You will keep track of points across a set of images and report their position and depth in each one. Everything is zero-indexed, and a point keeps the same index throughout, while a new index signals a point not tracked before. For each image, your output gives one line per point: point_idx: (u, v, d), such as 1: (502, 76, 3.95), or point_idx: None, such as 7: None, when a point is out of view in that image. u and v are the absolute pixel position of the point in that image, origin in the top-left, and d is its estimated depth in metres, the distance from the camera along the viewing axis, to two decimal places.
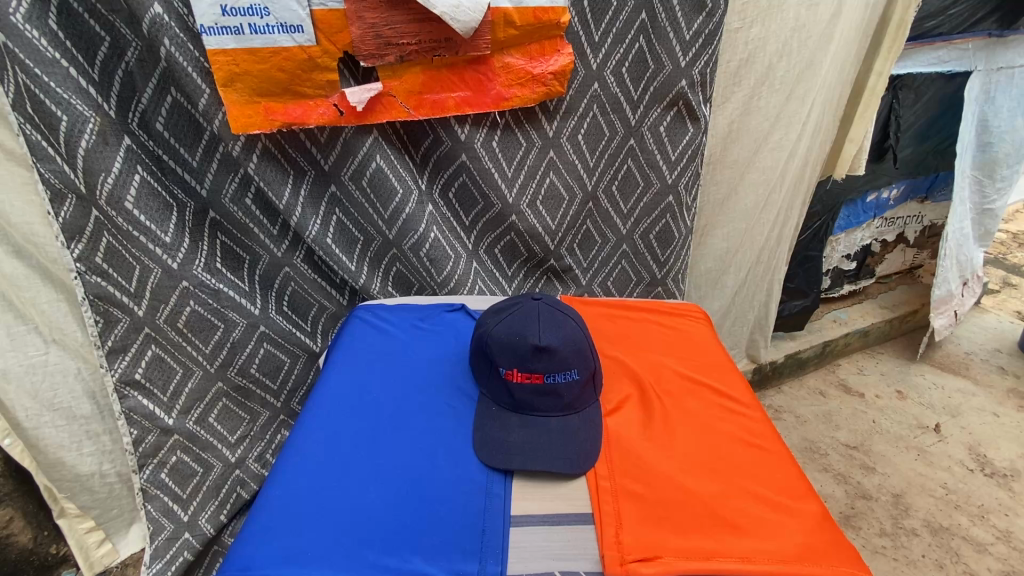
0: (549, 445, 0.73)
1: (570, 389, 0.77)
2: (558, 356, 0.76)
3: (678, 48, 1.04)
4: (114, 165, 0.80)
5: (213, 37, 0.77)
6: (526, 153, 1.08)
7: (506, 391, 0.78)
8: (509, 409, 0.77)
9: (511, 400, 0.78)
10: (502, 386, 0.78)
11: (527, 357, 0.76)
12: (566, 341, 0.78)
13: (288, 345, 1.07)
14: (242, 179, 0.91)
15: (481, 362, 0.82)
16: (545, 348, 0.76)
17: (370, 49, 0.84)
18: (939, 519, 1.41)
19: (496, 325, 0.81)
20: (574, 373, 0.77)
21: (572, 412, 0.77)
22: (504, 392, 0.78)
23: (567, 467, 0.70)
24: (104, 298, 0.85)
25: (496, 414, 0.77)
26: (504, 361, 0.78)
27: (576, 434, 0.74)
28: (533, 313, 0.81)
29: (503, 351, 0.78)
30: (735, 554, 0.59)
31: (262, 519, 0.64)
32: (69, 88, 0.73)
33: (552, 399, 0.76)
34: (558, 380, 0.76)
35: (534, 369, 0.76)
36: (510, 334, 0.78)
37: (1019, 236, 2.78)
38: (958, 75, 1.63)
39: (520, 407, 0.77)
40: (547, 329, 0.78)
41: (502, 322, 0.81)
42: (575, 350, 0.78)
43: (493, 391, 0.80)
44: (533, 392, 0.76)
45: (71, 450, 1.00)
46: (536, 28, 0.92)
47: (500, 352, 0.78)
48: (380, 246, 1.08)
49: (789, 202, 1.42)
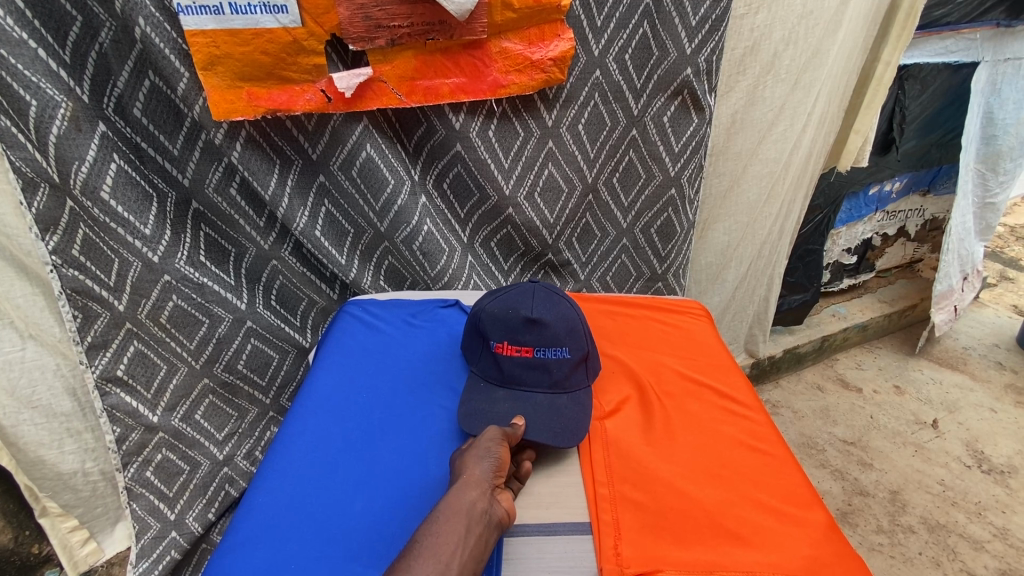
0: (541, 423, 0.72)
1: (560, 367, 0.76)
2: (548, 331, 0.76)
3: (684, 34, 1.00)
4: (89, 153, 0.75)
5: (191, 17, 0.72)
6: (524, 143, 1.04)
7: (495, 365, 0.78)
8: (497, 383, 0.77)
9: (499, 374, 0.77)
10: (491, 360, 0.78)
11: (517, 329, 0.76)
12: (559, 317, 0.77)
13: (277, 340, 1.03)
14: (226, 168, 0.88)
15: (473, 338, 0.82)
16: (536, 321, 0.76)
17: (359, 31, 0.80)
18: (936, 516, 1.41)
19: (491, 301, 0.81)
20: (567, 350, 0.76)
21: (562, 391, 0.76)
22: (493, 366, 0.78)
23: (557, 442, 0.70)
24: (82, 293, 0.81)
25: (484, 388, 0.77)
26: (494, 334, 0.78)
27: (562, 412, 0.73)
28: (531, 291, 0.80)
29: (494, 323, 0.78)
30: (739, 568, 0.57)
31: (244, 529, 0.61)
32: (38, 71, 0.69)
33: (540, 374, 0.76)
34: (547, 355, 0.76)
35: (524, 341, 0.76)
36: (502, 308, 0.78)
37: (1017, 230, 2.75)
38: (965, 66, 1.60)
39: (508, 381, 0.77)
40: (540, 303, 0.78)
41: (498, 297, 0.81)
42: (569, 330, 0.77)
43: (482, 366, 0.79)
44: (521, 365, 0.76)
45: (52, 448, 0.96)
46: (535, 12, 0.87)
47: (491, 324, 0.78)
48: (371, 239, 1.04)
49: (792, 195, 1.39)
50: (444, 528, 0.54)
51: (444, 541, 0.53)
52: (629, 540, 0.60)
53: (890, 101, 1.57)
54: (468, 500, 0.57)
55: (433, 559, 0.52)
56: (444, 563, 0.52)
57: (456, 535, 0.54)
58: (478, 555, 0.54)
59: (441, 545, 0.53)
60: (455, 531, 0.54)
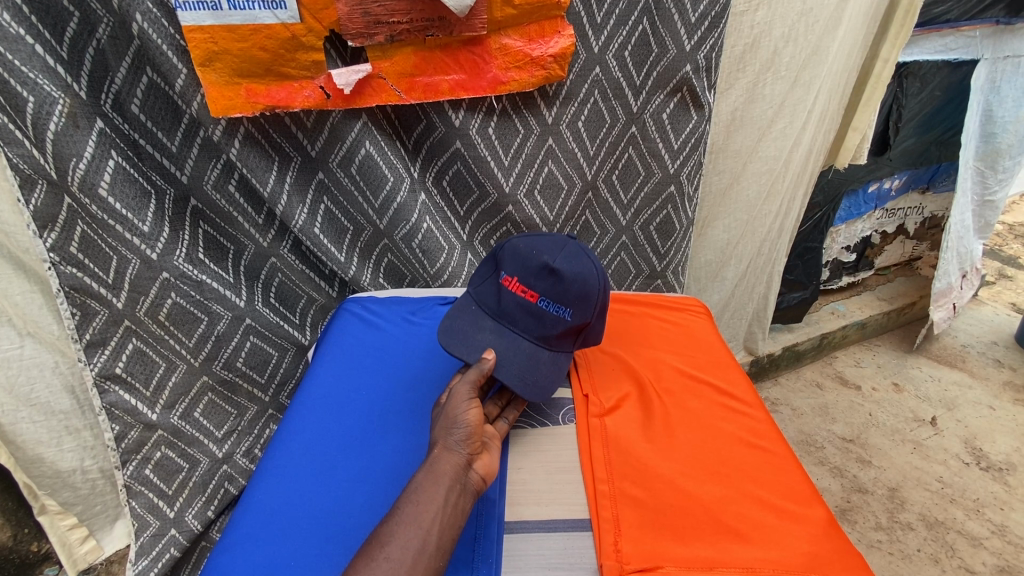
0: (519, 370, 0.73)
1: (554, 324, 0.74)
2: (562, 286, 0.73)
3: (683, 31, 0.99)
4: (86, 150, 0.75)
5: (189, 13, 0.72)
6: (524, 140, 1.04)
7: (496, 295, 0.77)
8: (489, 313, 0.77)
9: (496, 305, 0.77)
10: (495, 290, 0.78)
11: (533, 272, 0.74)
12: (580, 280, 0.74)
13: (276, 338, 1.03)
14: (224, 165, 0.88)
15: (489, 266, 0.81)
16: (553, 272, 0.73)
17: (358, 27, 0.79)
18: (935, 513, 1.41)
19: (522, 238, 0.79)
20: (570, 314, 0.74)
21: (546, 347, 0.75)
22: (494, 296, 0.78)
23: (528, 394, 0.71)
24: (80, 290, 0.81)
25: (474, 314, 0.78)
26: (508, 268, 0.77)
27: (540, 366, 0.74)
28: (567, 244, 0.77)
29: (514, 259, 0.76)
30: (738, 564, 0.57)
31: (244, 527, 0.61)
32: (35, 67, 0.69)
33: (533, 321, 0.75)
34: (549, 308, 0.74)
35: (532, 286, 0.74)
36: (529, 247, 0.76)
37: (1016, 228, 2.75)
38: (964, 63, 1.60)
39: (501, 315, 0.76)
40: (568, 258, 0.75)
41: (530, 237, 0.78)
42: (583, 296, 0.74)
43: (484, 294, 0.79)
44: (519, 308, 0.75)
45: (50, 446, 0.96)
46: (534, 8, 0.87)
47: (511, 258, 0.77)
48: (371, 236, 1.04)
49: (792, 192, 1.39)
50: (423, 497, 0.57)
51: (424, 509, 0.56)
52: (629, 538, 0.60)
53: (890, 98, 1.57)
54: (444, 470, 0.59)
55: (414, 528, 0.54)
56: (424, 533, 0.54)
57: (434, 503, 0.56)
58: (458, 521, 0.57)
59: (421, 513, 0.55)
60: (434, 500, 0.57)
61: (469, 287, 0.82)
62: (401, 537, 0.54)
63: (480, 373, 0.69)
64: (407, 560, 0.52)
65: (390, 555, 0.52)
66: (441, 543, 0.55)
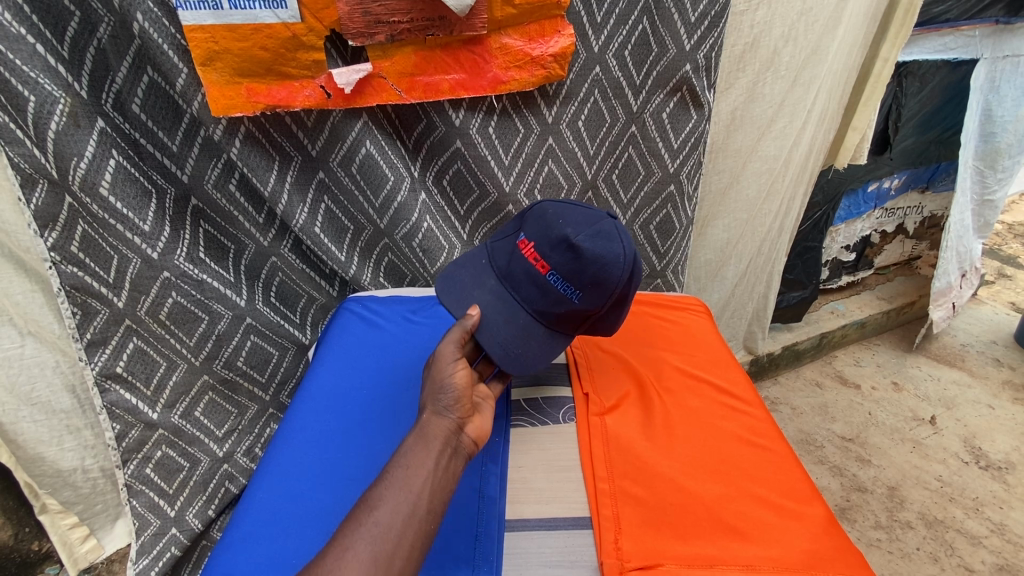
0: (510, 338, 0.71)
1: (558, 301, 0.71)
2: (577, 263, 0.69)
3: (683, 31, 1.00)
4: (87, 149, 0.75)
5: (190, 12, 0.72)
6: (524, 140, 1.04)
7: (509, 257, 0.75)
8: (496, 272, 0.75)
9: (505, 266, 0.75)
10: (510, 251, 0.75)
11: (551, 243, 0.71)
12: (600, 264, 0.69)
13: (276, 337, 1.03)
14: (225, 165, 0.88)
15: (515, 225, 0.79)
16: (571, 247, 0.69)
17: (359, 27, 0.80)
18: (934, 511, 1.41)
19: (553, 206, 0.75)
20: (578, 297, 0.70)
21: (543, 323, 0.72)
22: (507, 257, 0.75)
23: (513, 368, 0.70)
24: (81, 289, 0.81)
25: (478, 270, 0.77)
26: (530, 233, 0.73)
27: (531, 339, 0.71)
28: (600, 223, 0.72)
29: (538, 226, 0.73)
30: (738, 562, 0.57)
31: (245, 525, 0.62)
32: (36, 66, 0.69)
33: (536, 292, 0.71)
34: (556, 283, 0.70)
35: (546, 258, 0.71)
36: (557, 216, 0.73)
37: (1015, 227, 2.75)
38: (964, 63, 1.60)
39: (507, 278, 0.74)
40: (594, 239, 0.70)
41: (562, 207, 0.74)
42: (598, 282, 0.69)
43: (499, 253, 0.77)
44: (526, 275, 0.72)
45: (51, 445, 0.96)
46: (535, 8, 0.87)
47: (535, 224, 0.73)
48: (371, 235, 1.04)
49: (792, 192, 1.39)
50: (413, 461, 0.57)
51: (414, 473, 0.56)
52: (629, 536, 0.60)
53: (889, 98, 1.57)
54: (434, 434, 0.60)
55: (403, 492, 0.54)
56: (414, 497, 0.54)
57: (425, 467, 0.56)
58: (448, 484, 0.57)
59: (411, 477, 0.55)
60: (424, 464, 0.57)
61: (489, 242, 0.80)
62: (390, 501, 0.53)
63: (462, 332, 0.69)
64: (397, 525, 0.52)
65: (379, 520, 0.52)
66: (433, 506, 0.55)
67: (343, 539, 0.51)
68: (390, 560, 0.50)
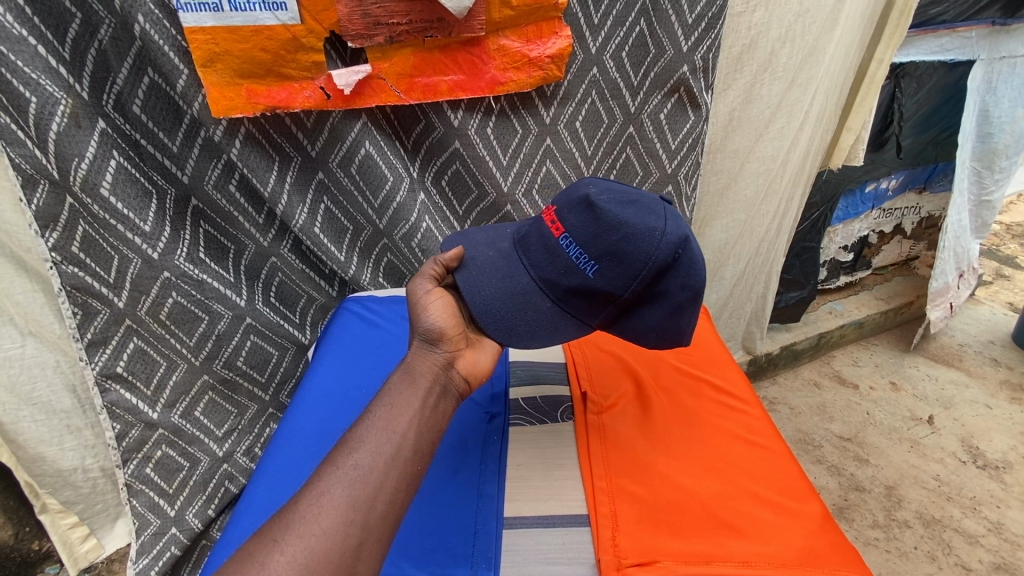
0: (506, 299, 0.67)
1: (565, 269, 0.66)
2: (594, 228, 0.64)
3: (680, 32, 1.00)
4: (88, 150, 0.76)
5: (190, 14, 0.73)
6: (522, 140, 1.05)
7: (530, 225, 0.73)
8: (512, 237, 0.73)
9: (523, 231, 0.72)
10: (533, 220, 0.73)
11: (573, 208, 0.67)
12: (622, 233, 0.63)
13: (276, 337, 1.04)
14: (225, 165, 0.88)
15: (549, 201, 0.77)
16: (592, 210, 0.65)
17: (358, 29, 0.80)
18: (932, 510, 1.42)
19: (591, 179, 0.72)
20: (591, 270, 0.64)
21: (548, 296, 0.67)
22: (528, 225, 0.73)
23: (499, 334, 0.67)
24: (81, 289, 0.81)
25: (492, 233, 0.76)
26: (557, 200, 0.71)
27: (527, 304, 0.67)
28: (634, 195, 0.67)
29: (566, 193, 0.71)
30: (734, 558, 0.57)
31: (244, 522, 0.62)
32: (38, 68, 0.69)
33: (546, 256, 0.67)
34: (567, 247, 0.66)
35: (563, 220, 0.67)
36: (589, 184, 0.70)
37: (1013, 227, 2.76)
38: (960, 64, 1.61)
39: (520, 242, 0.71)
40: (621, 207, 0.65)
41: (601, 182, 0.70)
42: (616, 254, 0.63)
43: (524, 223, 0.75)
44: (541, 238, 0.69)
45: (52, 445, 0.97)
46: (532, 9, 0.88)
47: (565, 192, 0.71)
48: (371, 236, 1.05)
49: (790, 192, 1.40)
50: (397, 401, 0.58)
51: (398, 413, 0.57)
52: (626, 533, 0.60)
53: (886, 98, 1.58)
54: (422, 371, 0.62)
55: (386, 433, 0.55)
56: (397, 439, 0.55)
57: (410, 407, 0.58)
58: (434, 423, 0.59)
59: (396, 417, 0.57)
60: (410, 403, 0.58)
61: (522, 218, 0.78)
62: (372, 444, 0.54)
63: (436, 265, 0.71)
64: (378, 467, 0.53)
65: (359, 462, 0.53)
66: (418, 446, 0.56)
67: (321, 483, 0.52)
68: (371, 503, 0.51)
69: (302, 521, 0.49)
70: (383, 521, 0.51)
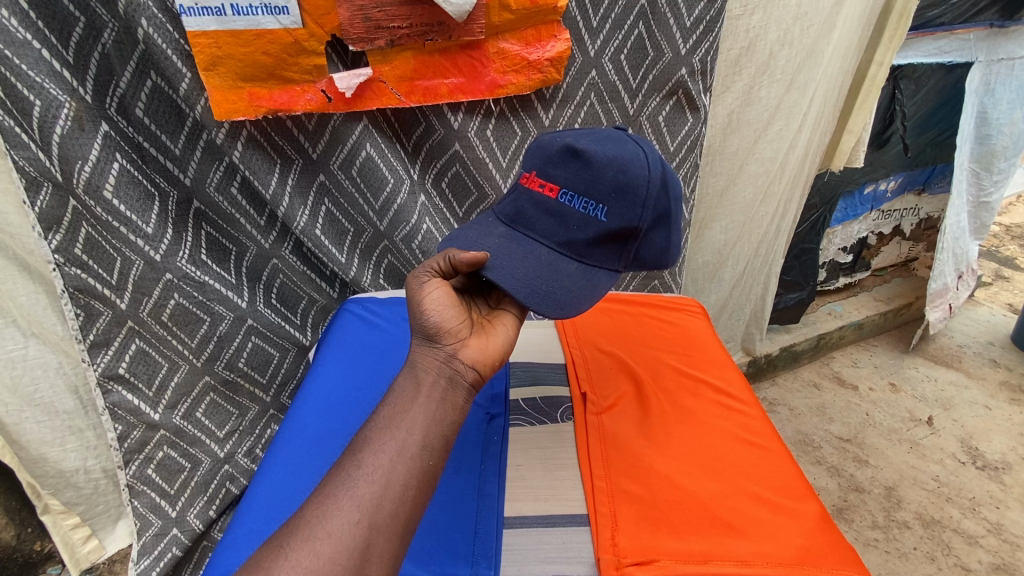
0: (542, 274, 0.67)
1: (579, 222, 0.69)
2: (590, 172, 0.68)
3: (678, 35, 1.01)
4: (91, 153, 0.76)
5: (193, 17, 0.73)
6: (522, 141, 1.05)
7: (514, 200, 0.74)
8: (507, 219, 0.73)
9: (514, 208, 0.73)
10: (513, 194, 0.74)
11: (554, 163, 0.71)
12: (615, 167, 0.68)
13: (278, 338, 1.04)
14: (227, 168, 0.89)
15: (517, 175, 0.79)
16: (579, 156, 0.69)
17: (359, 32, 0.81)
18: (931, 512, 1.42)
19: (552, 134, 0.76)
20: (602, 213, 0.68)
21: (573, 255, 0.69)
22: (511, 199, 0.74)
23: (548, 310, 0.66)
24: (84, 291, 0.82)
25: (482, 224, 0.74)
26: (532, 164, 0.74)
27: (559, 270, 0.68)
28: (602, 132, 0.73)
29: (538, 154, 0.73)
30: (733, 558, 0.58)
31: (246, 522, 0.63)
32: (42, 71, 0.70)
33: (554, 220, 0.70)
34: (569, 202, 0.69)
35: (553, 179, 0.70)
36: (557, 138, 0.73)
37: (1012, 229, 2.76)
38: (958, 66, 1.61)
39: (517, 220, 0.72)
40: (601, 145, 0.70)
41: (564, 133, 0.75)
42: (620, 189, 0.68)
43: (503, 203, 0.76)
44: (537, 206, 0.71)
45: (54, 446, 0.97)
46: (531, 13, 0.89)
47: (535, 154, 0.74)
48: (371, 237, 1.05)
49: (789, 194, 1.40)
50: (402, 400, 0.59)
51: (402, 410, 0.58)
52: (626, 533, 0.61)
53: (885, 99, 1.56)
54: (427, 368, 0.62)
55: (391, 430, 0.56)
56: (402, 435, 0.55)
57: (416, 403, 0.58)
58: (441, 418, 0.59)
59: (403, 414, 0.57)
60: (415, 399, 0.59)
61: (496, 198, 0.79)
62: (375, 441, 0.55)
63: (441, 260, 0.69)
64: (382, 464, 0.53)
65: (364, 460, 0.54)
66: (426, 442, 0.56)
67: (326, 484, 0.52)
68: (378, 501, 0.51)
69: (307, 524, 0.50)
70: (391, 518, 0.51)
